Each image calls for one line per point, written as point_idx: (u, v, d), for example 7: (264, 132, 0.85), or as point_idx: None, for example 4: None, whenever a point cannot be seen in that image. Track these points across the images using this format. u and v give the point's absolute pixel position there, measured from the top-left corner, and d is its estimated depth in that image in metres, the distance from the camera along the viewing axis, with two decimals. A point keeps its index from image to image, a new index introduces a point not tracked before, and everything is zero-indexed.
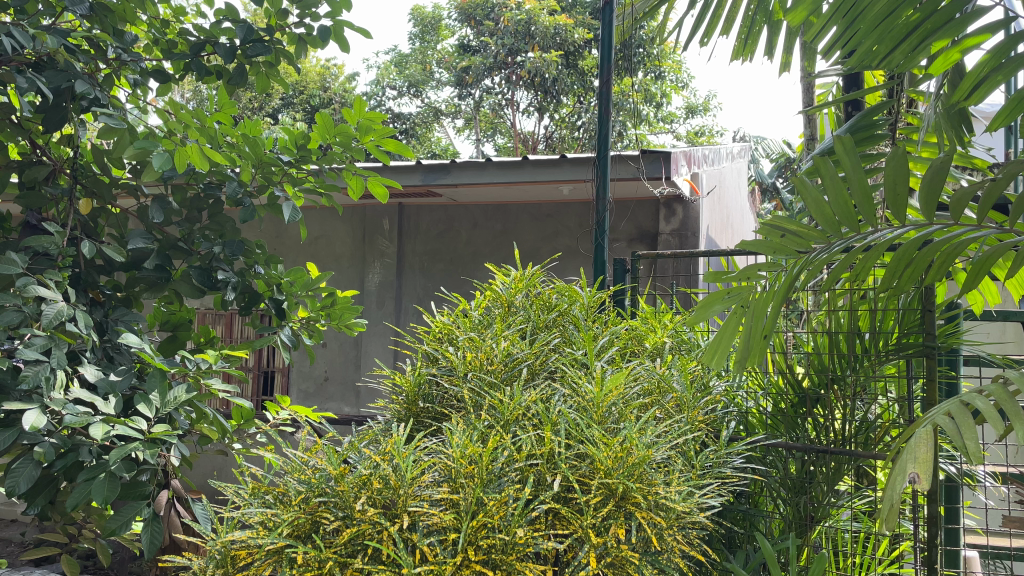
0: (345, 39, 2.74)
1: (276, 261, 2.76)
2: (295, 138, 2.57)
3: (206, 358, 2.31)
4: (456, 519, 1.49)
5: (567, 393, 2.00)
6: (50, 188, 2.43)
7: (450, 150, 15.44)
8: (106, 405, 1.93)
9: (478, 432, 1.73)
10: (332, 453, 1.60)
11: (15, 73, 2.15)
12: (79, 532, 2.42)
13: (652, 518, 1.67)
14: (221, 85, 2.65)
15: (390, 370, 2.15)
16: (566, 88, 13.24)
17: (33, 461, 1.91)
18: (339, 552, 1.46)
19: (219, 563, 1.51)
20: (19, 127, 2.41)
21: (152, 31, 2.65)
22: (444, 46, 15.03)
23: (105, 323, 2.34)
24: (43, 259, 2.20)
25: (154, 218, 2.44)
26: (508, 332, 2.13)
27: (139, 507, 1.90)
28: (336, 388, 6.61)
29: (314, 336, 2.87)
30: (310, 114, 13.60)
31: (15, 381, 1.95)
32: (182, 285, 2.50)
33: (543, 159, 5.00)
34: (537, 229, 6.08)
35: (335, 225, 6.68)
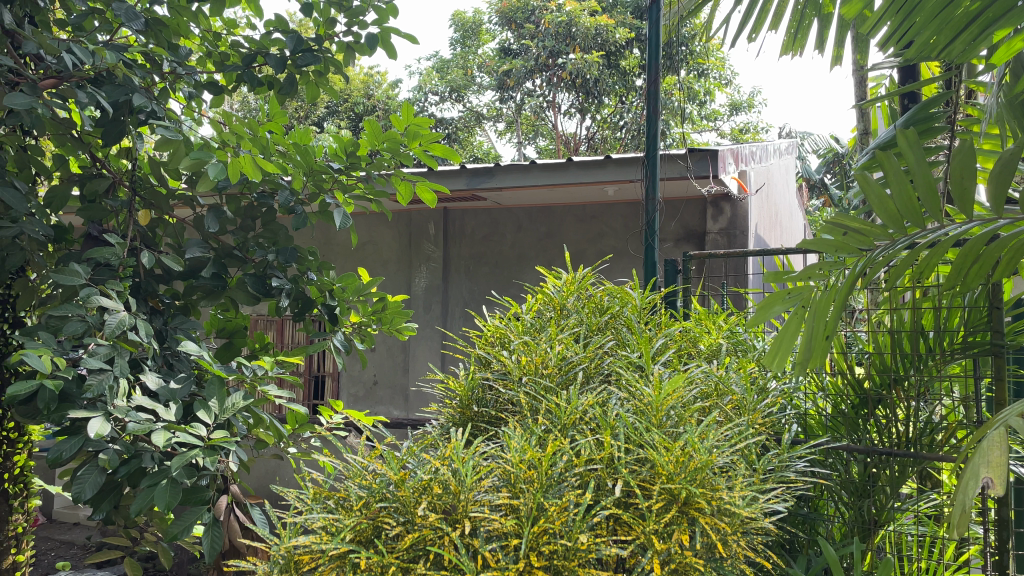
0: (392, 46, 2.76)
1: (328, 267, 2.79)
2: (344, 146, 2.59)
3: (262, 365, 2.35)
4: (517, 524, 1.48)
5: (624, 397, 1.99)
6: (110, 200, 2.50)
7: (492, 154, 15.50)
8: (167, 412, 1.97)
9: (537, 436, 1.72)
10: (392, 458, 1.60)
11: (76, 88, 2.20)
12: (141, 536, 2.48)
13: (716, 523, 1.64)
14: (272, 95, 2.69)
15: (444, 374, 2.16)
16: (608, 89, 13.21)
17: (98, 468, 1.95)
18: (401, 557, 1.46)
19: (283, 568, 1.52)
20: (80, 142, 2.47)
21: (205, 44, 2.71)
22: (486, 51, 15.09)
23: (165, 331, 2.39)
24: (105, 269, 2.25)
25: (210, 228, 2.50)
26: (562, 335, 2.12)
27: (200, 512, 1.93)
28: (385, 392, 6.68)
29: (366, 341, 2.91)
30: (354, 122, 13.79)
31: (80, 390, 1.97)
32: (238, 293, 2.54)
33: (588, 160, 4.97)
34: (582, 231, 6.05)
35: (382, 231, 6.74)
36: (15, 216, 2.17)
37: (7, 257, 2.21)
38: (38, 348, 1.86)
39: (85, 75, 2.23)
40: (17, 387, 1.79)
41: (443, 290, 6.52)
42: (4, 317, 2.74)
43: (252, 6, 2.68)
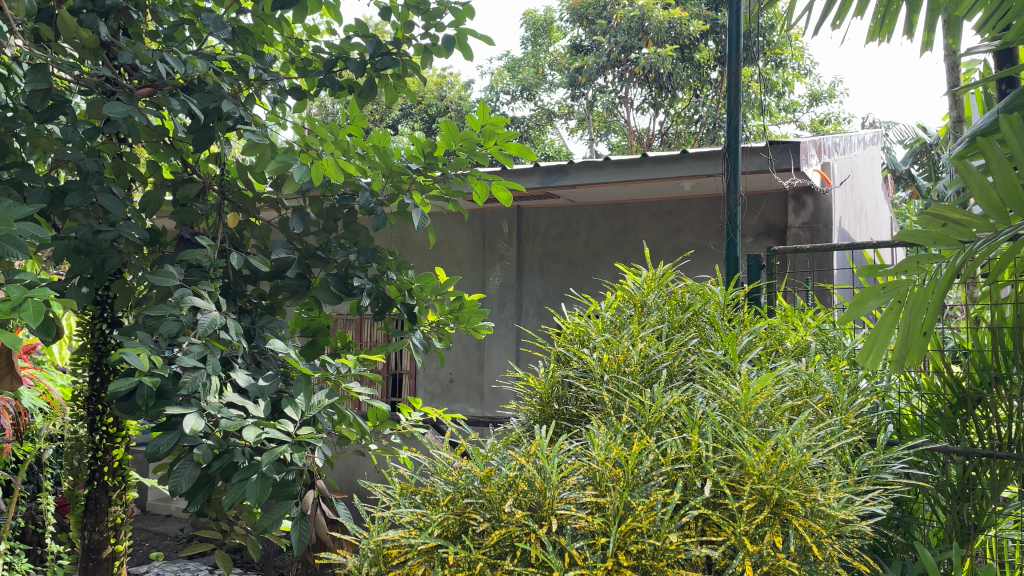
0: (469, 47, 2.79)
1: (407, 266, 2.84)
2: (422, 146, 2.62)
3: (345, 362, 2.40)
4: (604, 522, 1.47)
5: (710, 395, 1.95)
6: (200, 204, 2.59)
7: (564, 151, 15.54)
8: (256, 409, 2.03)
9: (622, 435, 1.70)
10: (476, 454, 1.61)
11: (169, 96, 2.30)
12: (232, 529, 2.57)
13: (810, 526, 1.60)
14: (353, 99, 2.76)
15: (524, 372, 2.16)
16: (681, 83, 13.00)
17: (192, 462, 2.02)
18: (488, 553, 1.46)
19: (373, 562, 1.53)
20: (173, 148, 2.58)
21: (288, 51, 2.79)
22: (557, 49, 15.09)
23: (253, 330, 2.46)
24: (197, 271, 2.34)
25: (296, 230, 2.59)
26: (644, 333, 2.08)
27: (289, 507, 1.97)
28: (461, 390, 6.75)
29: (445, 339, 2.94)
30: (428, 123, 13.95)
31: (175, 387, 2.04)
32: (322, 293, 2.61)
33: (664, 155, 4.90)
34: (658, 228, 5.98)
35: (456, 230, 6.80)
36: (114, 221, 2.28)
37: (106, 259, 2.31)
38: (137, 346, 1.95)
39: (177, 83, 2.32)
40: (118, 384, 1.88)
41: (517, 289, 6.54)
42: (103, 317, 2.88)
43: (333, 12, 2.74)
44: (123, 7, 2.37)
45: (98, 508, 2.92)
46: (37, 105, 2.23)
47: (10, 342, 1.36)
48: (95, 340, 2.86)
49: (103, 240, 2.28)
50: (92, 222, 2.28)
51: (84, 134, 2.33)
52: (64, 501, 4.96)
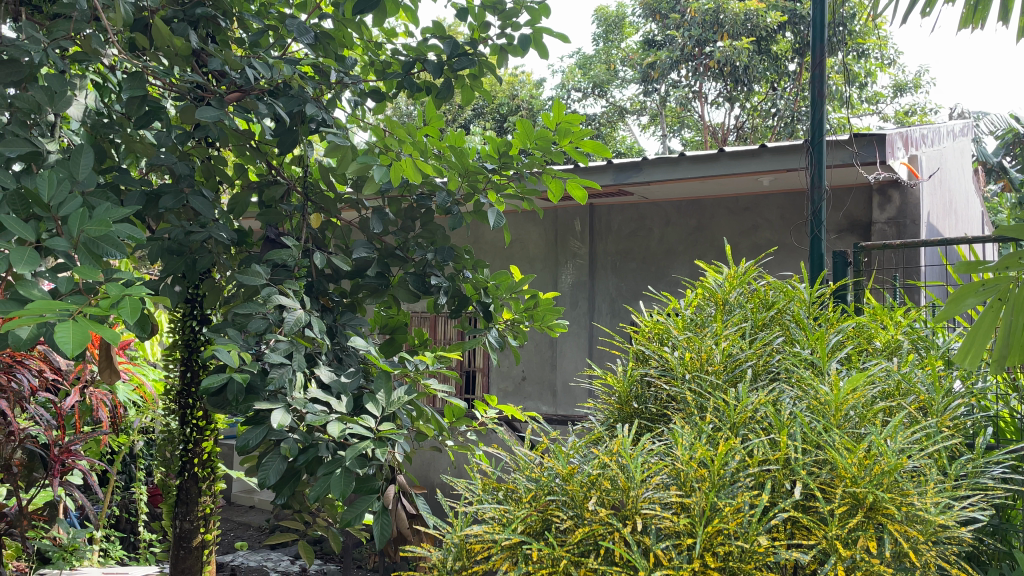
0: (545, 45, 2.81)
1: (482, 265, 2.87)
2: (497, 146, 2.62)
3: (424, 359, 2.41)
4: (690, 523, 1.44)
5: (797, 395, 1.89)
6: (285, 205, 2.69)
7: (636, 147, 15.47)
8: (340, 405, 2.08)
9: (706, 435, 1.66)
10: (558, 452, 1.60)
11: (256, 100, 2.39)
12: (314, 520, 2.65)
13: (906, 531, 1.54)
14: (431, 100, 2.81)
15: (602, 370, 2.13)
16: (758, 75, 12.67)
17: (279, 455, 2.08)
18: (572, 551, 1.45)
19: (456, 556, 1.55)
20: (258, 151, 2.68)
21: (368, 54, 2.87)
22: (629, 44, 14.98)
23: (334, 328, 2.56)
24: (282, 270, 2.42)
25: (376, 230, 2.68)
26: (728, 330, 2.02)
27: (371, 501, 2.01)
28: (534, 388, 6.78)
29: (520, 338, 2.95)
30: (499, 123, 14.00)
31: (263, 382, 2.11)
32: (400, 291, 2.71)
33: (742, 149, 4.80)
34: (735, 224, 5.87)
35: (530, 228, 6.82)
36: (205, 222, 2.37)
37: (197, 259, 2.42)
38: (227, 343, 2.02)
39: (263, 88, 2.40)
40: (210, 379, 1.95)
41: (590, 287, 6.53)
42: (193, 314, 3.01)
43: (411, 15, 2.80)
44: (212, 15, 2.47)
45: (189, 498, 3.04)
46: (134, 111, 2.33)
47: (111, 336, 1.43)
48: (186, 336, 3.00)
49: (194, 241, 2.39)
50: (184, 223, 2.38)
51: (176, 139, 2.43)
52: (155, 490, 5.20)
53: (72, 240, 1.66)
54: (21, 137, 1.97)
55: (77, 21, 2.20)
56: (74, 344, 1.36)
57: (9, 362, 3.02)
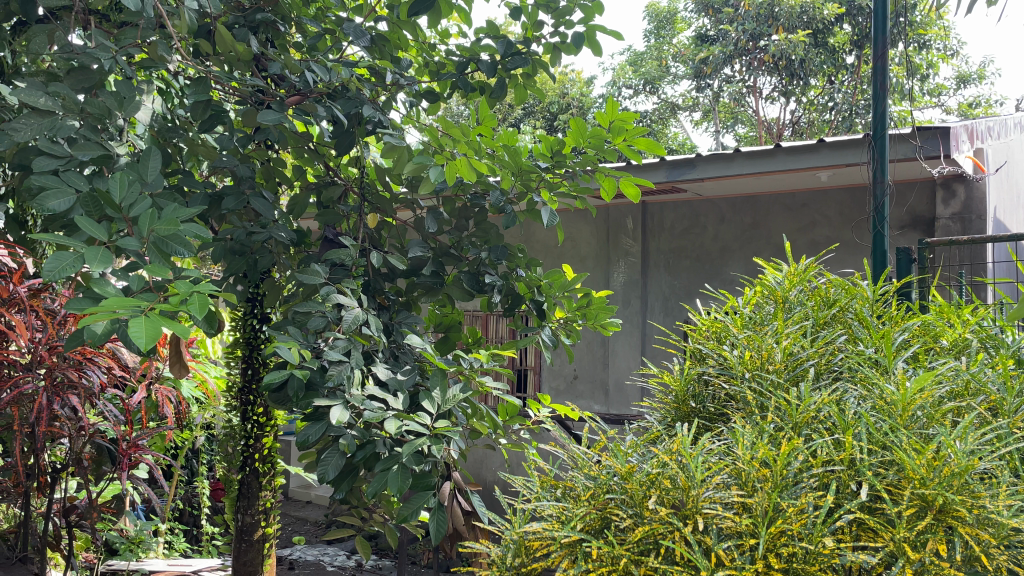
0: (598, 42, 2.82)
1: (536, 263, 2.89)
2: (549, 145, 2.63)
3: (478, 358, 2.40)
4: (753, 523, 1.36)
5: (862, 395, 1.74)
6: (342, 206, 2.76)
7: (688, 144, 15.32)
8: (396, 402, 2.11)
9: (767, 435, 1.56)
10: (617, 450, 1.56)
11: (315, 103, 2.45)
12: (371, 515, 2.70)
13: (980, 535, 1.39)
14: (485, 99, 2.84)
15: (658, 369, 2.05)
16: (815, 69, 12.42)
17: (338, 451, 2.12)
18: (631, 550, 1.40)
19: (515, 553, 1.54)
20: (316, 153, 2.75)
21: (423, 56, 2.92)
22: (680, 40, 14.84)
23: (391, 326, 2.64)
24: (340, 269, 2.48)
25: (430, 229, 2.75)
26: (789, 329, 1.88)
27: (427, 497, 2.04)
28: (586, 387, 6.77)
29: (573, 336, 2.94)
30: (550, 122, 13.99)
31: (322, 379, 2.15)
32: (454, 290, 2.78)
33: (798, 145, 4.70)
34: (791, 221, 5.76)
35: (581, 227, 6.81)
36: (265, 223, 2.44)
37: (258, 259, 2.51)
38: (288, 341, 2.07)
39: (321, 91, 2.46)
40: (272, 376, 2.00)
41: (642, 285, 6.48)
42: (254, 313, 3.11)
43: (465, 16, 2.83)
44: (271, 20, 2.55)
45: (250, 493, 3.12)
46: (199, 115, 2.39)
47: (179, 331, 1.48)
48: (247, 334, 3.10)
49: (255, 241, 2.46)
50: (246, 224, 2.46)
51: (238, 142, 2.50)
52: (218, 485, 5.34)
53: (142, 240, 1.72)
54: (92, 141, 2.04)
55: (144, 28, 2.28)
56: (146, 339, 1.42)
57: (80, 360, 3.04)
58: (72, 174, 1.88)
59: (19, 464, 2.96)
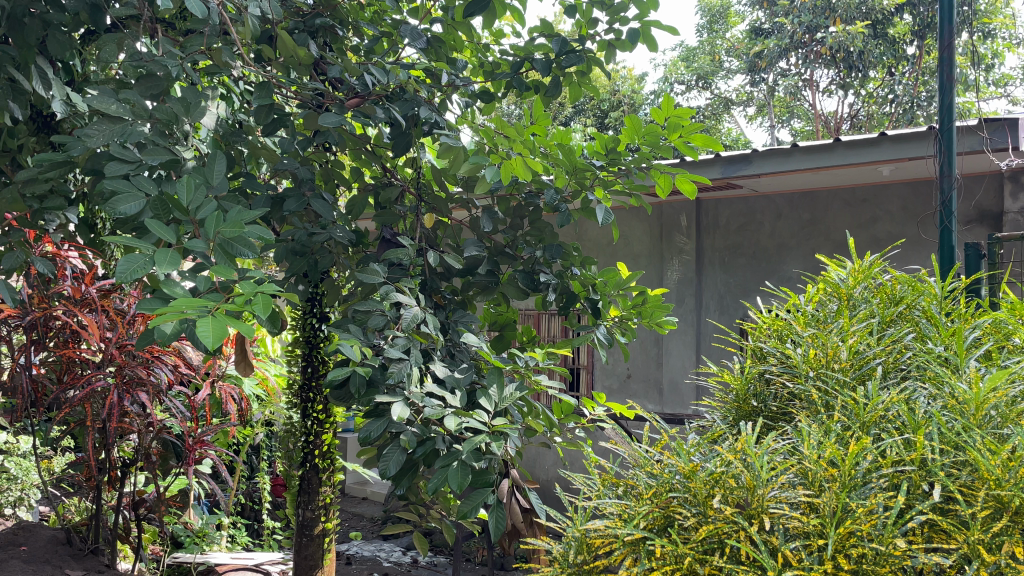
0: (653, 39, 2.80)
1: (590, 262, 2.89)
2: (604, 142, 2.63)
3: (535, 356, 2.39)
4: (821, 523, 1.33)
5: (932, 394, 1.67)
6: (399, 206, 2.82)
7: (742, 140, 15.10)
8: (455, 399, 2.12)
9: (834, 435, 1.52)
10: (679, 449, 1.54)
11: (374, 106, 2.49)
12: (428, 512, 2.75)
13: None
14: (539, 98, 2.86)
15: (717, 368, 2.02)
16: (874, 61, 12.12)
17: (400, 447, 2.13)
18: (695, 549, 1.39)
19: (576, 551, 1.55)
20: (373, 155, 2.80)
21: (477, 56, 2.95)
22: (734, 34, 14.63)
23: (447, 324, 2.67)
24: (398, 268, 2.53)
25: (486, 228, 2.78)
26: (855, 326, 1.82)
27: (486, 494, 2.05)
28: (639, 386, 6.73)
29: (629, 334, 2.89)
30: (601, 119, 13.89)
31: (384, 376, 2.21)
32: (509, 289, 2.82)
33: (859, 139, 4.60)
34: (851, 217, 5.64)
35: (634, 225, 6.77)
36: (325, 224, 2.49)
37: (318, 259, 2.59)
38: (350, 339, 2.11)
39: (380, 93, 2.50)
40: (336, 373, 2.05)
41: (697, 283, 6.42)
42: (313, 312, 3.15)
43: (519, 16, 2.84)
44: (330, 25, 2.61)
45: (310, 488, 3.19)
46: (262, 119, 2.44)
47: (245, 331, 1.52)
48: (306, 333, 3.15)
49: (315, 242, 2.52)
50: (307, 225, 2.52)
51: (299, 145, 2.56)
52: (278, 480, 5.47)
53: (209, 241, 1.77)
54: (161, 146, 2.09)
55: (209, 36, 2.35)
56: (214, 338, 1.46)
57: (148, 358, 3.12)
58: (141, 179, 1.94)
59: (91, 459, 3.07)
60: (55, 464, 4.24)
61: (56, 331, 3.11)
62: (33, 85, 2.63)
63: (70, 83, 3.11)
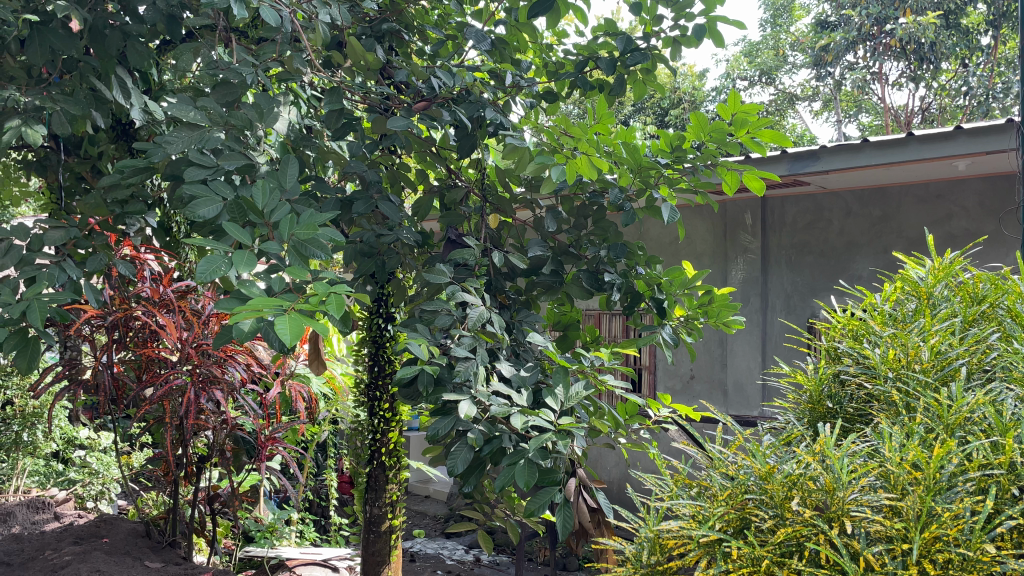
0: (719, 34, 2.77)
1: (656, 261, 2.87)
2: (669, 140, 2.60)
3: (601, 355, 2.37)
4: (905, 528, 1.30)
5: (1020, 396, 1.59)
6: (465, 207, 2.87)
7: (807, 136, 14.78)
8: (520, 398, 2.12)
9: (916, 437, 1.48)
10: (754, 450, 1.52)
11: (440, 108, 2.52)
12: (493, 511, 2.78)
13: None
14: (603, 97, 2.86)
15: (790, 369, 1.99)
16: (947, 52, 11.70)
17: (468, 444, 2.16)
18: (773, 551, 1.36)
19: (650, 552, 1.54)
20: (438, 157, 2.84)
21: (540, 57, 2.96)
22: (799, 27, 14.33)
23: (512, 324, 2.70)
24: (464, 269, 2.56)
25: (550, 229, 2.81)
26: (937, 326, 1.77)
27: (554, 493, 2.04)
28: (703, 387, 6.65)
29: (695, 334, 2.84)
30: (661, 117, 13.78)
31: (451, 375, 2.25)
32: (574, 288, 2.84)
33: (933, 133, 4.46)
34: (925, 213, 5.47)
35: (697, 224, 6.69)
36: (392, 225, 2.55)
37: (386, 260, 2.65)
38: (419, 338, 2.14)
39: (446, 95, 2.54)
40: (404, 372, 2.09)
41: (762, 282, 6.31)
42: (380, 313, 3.20)
43: (582, 16, 2.85)
44: (396, 30, 2.66)
45: (377, 485, 3.24)
46: (332, 124, 2.50)
47: (321, 329, 1.56)
48: (373, 333, 3.21)
49: (383, 243, 2.58)
50: (375, 227, 2.57)
51: (367, 149, 2.62)
52: (344, 477, 5.59)
53: (283, 243, 1.81)
54: (236, 152, 2.17)
55: (280, 43, 2.41)
56: (291, 335, 1.50)
57: (222, 357, 3.22)
58: (219, 183, 2.01)
59: (169, 454, 3.20)
60: (134, 459, 4.41)
61: (136, 331, 3.23)
62: (113, 95, 2.72)
63: (146, 91, 3.23)
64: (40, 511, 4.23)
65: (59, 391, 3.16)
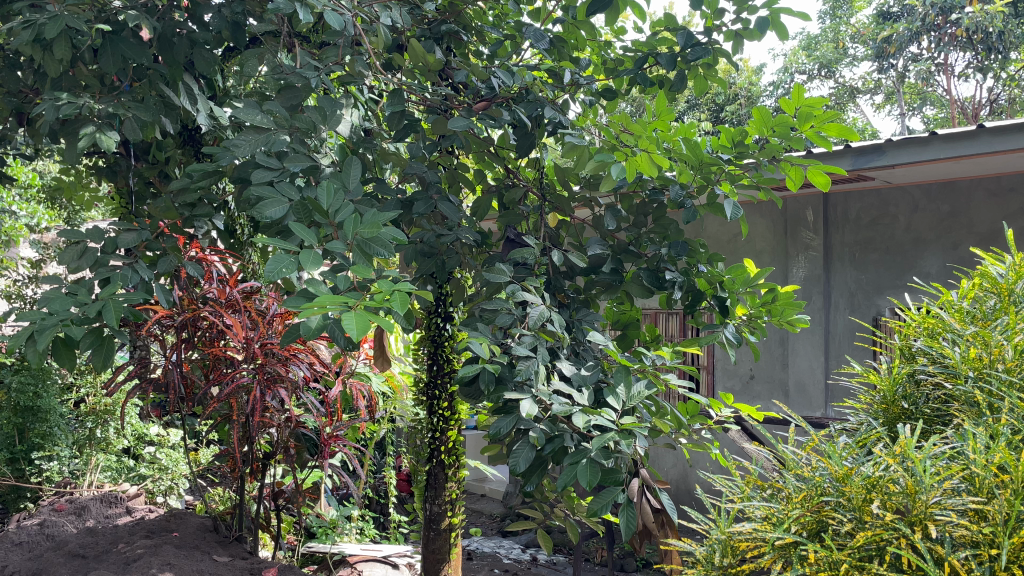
0: (783, 26, 2.72)
1: (718, 259, 2.81)
2: (730, 135, 2.56)
3: (662, 354, 2.32)
4: (992, 533, 1.25)
5: None
6: (523, 207, 2.87)
7: (869, 130, 14.40)
8: (582, 397, 2.11)
9: (1004, 438, 1.42)
10: (830, 451, 1.48)
11: (499, 108, 2.53)
12: (553, 510, 2.78)
13: None
14: (663, 93, 2.84)
15: (863, 369, 1.93)
16: (1016, 41, 11.29)
17: (529, 444, 2.14)
18: (852, 555, 1.33)
19: (723, 554, 1.53)
20: (497, 157, 2.85)
21: (598, 54, 2.95)
22: (859, 19, 13.97)
23: (572, 323, 2.69)
24: (524, 268, 2.56)
25: (609, 227, 2.80)
26: (1022, 324, 1.69)
27: (617, 493, 2.01)
28: (763, 387, 6.54)
29: (758, 333, 2.80)
30: (716, 113, 13.58)
31: (511, 374, 2.23)
32: (634, 287, 2.82)
33: (1005, 124, 4.30)
34: (996, 207, 5.29)
35: (758, 221, 6.58)
36: (452, 225, 2.56)
37: (446, 260, 2.66)
38: (480, 337, 2.15)
39: (505, 95, 2.55)
40: (466, 371, 2.11)
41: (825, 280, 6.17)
42: (438, 313, 3.21)
43: (641, 11, 2.83)
44: (455, 30, 2.68)
45: (437, 483, 3.27)
46: (393, 125, 2.54)
47: (386, 325, 1.58)
48: (432, 333, 3.22)
49: (443, 243, 2.60)
50: (435, 227, 2.59)
51: (428, 150, 2.64)
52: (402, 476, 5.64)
53: (348, 242, 1.84)
54: (301, 154, 2.20)
55: (342, 47, 2.45)
56: (357, 331, 1.52)
57: (286, 356, 3.27)
58: (285, 185, 2.05)
59: (236, 451, 3.27)
60: (201, 455, 4.53)
61: (204, 330, 3.31)
62: (180, 101, 2.79)
63: (213, 97, 3.32)
64: (112, 506, 4.36)
65: (131, 388, 3.26)
